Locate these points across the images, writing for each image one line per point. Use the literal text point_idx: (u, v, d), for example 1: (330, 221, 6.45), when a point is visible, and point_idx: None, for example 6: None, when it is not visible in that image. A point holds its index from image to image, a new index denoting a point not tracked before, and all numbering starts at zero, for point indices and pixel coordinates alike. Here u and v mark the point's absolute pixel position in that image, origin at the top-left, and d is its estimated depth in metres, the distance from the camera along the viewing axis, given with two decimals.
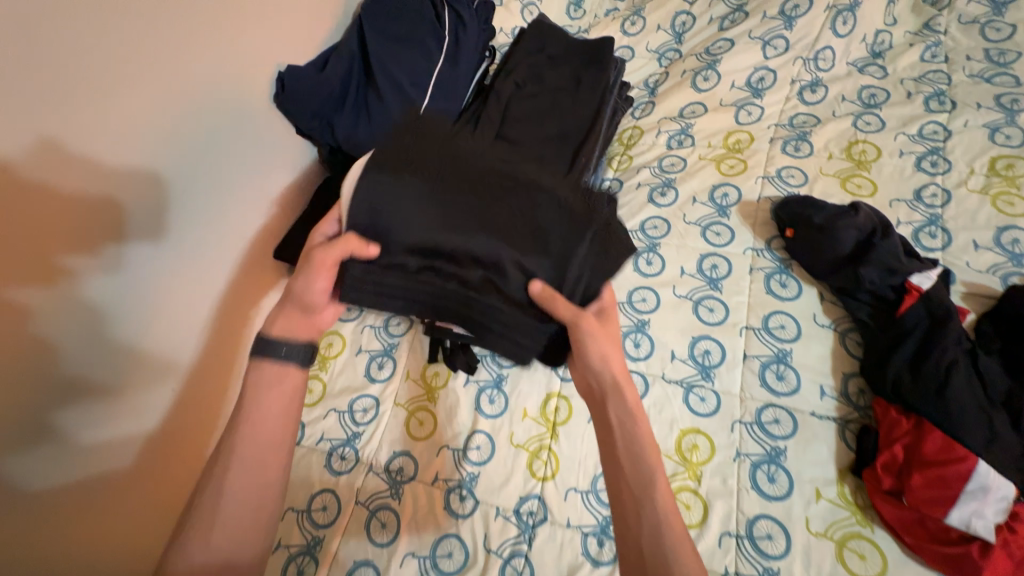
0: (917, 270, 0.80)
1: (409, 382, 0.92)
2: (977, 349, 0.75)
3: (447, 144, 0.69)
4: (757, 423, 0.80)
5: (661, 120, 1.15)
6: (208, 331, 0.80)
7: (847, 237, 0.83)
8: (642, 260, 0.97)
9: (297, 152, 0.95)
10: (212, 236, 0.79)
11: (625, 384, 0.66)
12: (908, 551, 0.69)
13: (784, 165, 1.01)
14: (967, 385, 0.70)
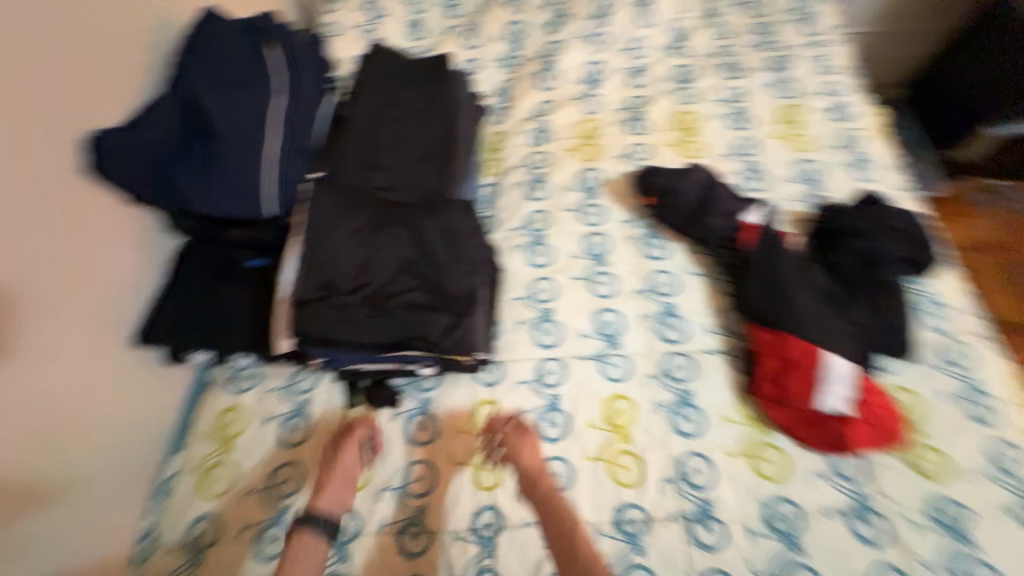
0: (747, 210, 0.93)
1: (332, 435, 0.86)
2: (808, 263, 0.90)
3: (331, 205, 0.84)
4: (664, 373, 0.89)
5: (521, 121, 1.23)
6: (76, 449, 0.73)
7: (691, 194, 0.96)
8: (533, 253, 1.03)
9: (144, 224, 0.85)
10: (67, 339, 0.72)
11: (545, 476, 0.78)
12: (801, 445, 0.80)
13: (631, 143, 1.15)
14: (805, 295, 0.84)
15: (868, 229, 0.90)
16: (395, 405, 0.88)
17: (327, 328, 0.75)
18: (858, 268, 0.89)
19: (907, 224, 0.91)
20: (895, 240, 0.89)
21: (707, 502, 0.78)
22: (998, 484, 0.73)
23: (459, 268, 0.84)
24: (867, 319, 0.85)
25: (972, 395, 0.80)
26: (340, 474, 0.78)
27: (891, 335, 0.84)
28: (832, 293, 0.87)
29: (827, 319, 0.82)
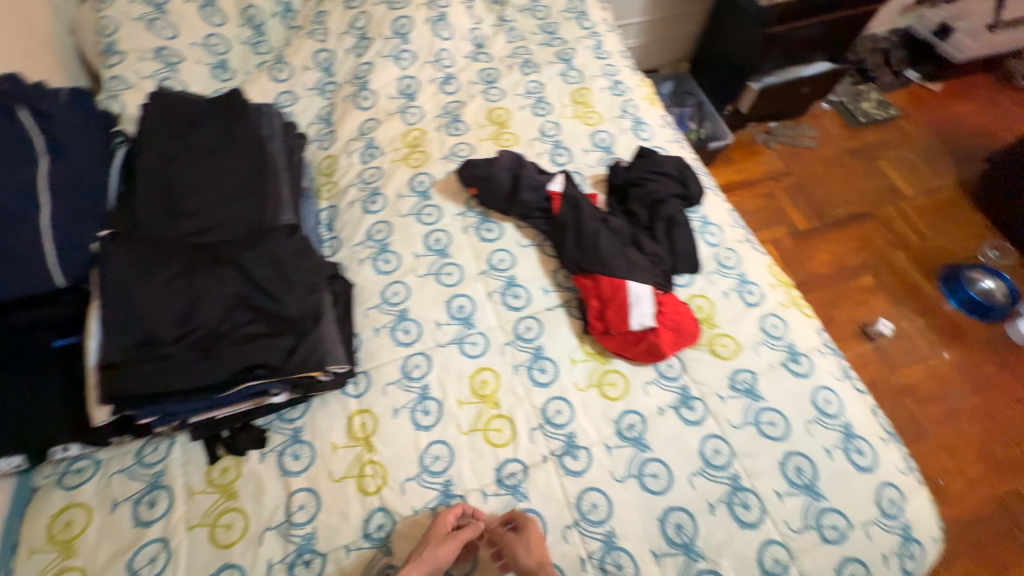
0: (550, 180, 1.07)
1: (197, 496, 0.81)
2: (608, 215, 1.06)
3: (136, 256, 0.79)
4: (517, 338, 0.99)
5: (347, 142, 1.27)
6: None
7: (505, 177, 1.06)
8: (379, 261, 1.07)
9: None
10: None
11: (549, 569, 0.73)
12: (633, 362, 0.95)
13: (453, 144, 1.25)
14: (608, 240, 0.99)
15: (648, 178, 1.11)
16: (263, 444, 0.86)
17: (147, 383, 0.71)
18: (648, 210, 1.09)
19: (676, 167, 1.13)
20: (669, 183, 1.11)
21: (569, 435, 0.89)
22: (770, 347, 0.96)
23: (294, 291, 0.85)
24: (663, 246, 1.04)
25: (744, 286, 1.04)
26: (429, 560, 0.70)
27: (683, 256, 1.04)
28: (632, 234, 1.04)
29: (630, 253, 0.99)
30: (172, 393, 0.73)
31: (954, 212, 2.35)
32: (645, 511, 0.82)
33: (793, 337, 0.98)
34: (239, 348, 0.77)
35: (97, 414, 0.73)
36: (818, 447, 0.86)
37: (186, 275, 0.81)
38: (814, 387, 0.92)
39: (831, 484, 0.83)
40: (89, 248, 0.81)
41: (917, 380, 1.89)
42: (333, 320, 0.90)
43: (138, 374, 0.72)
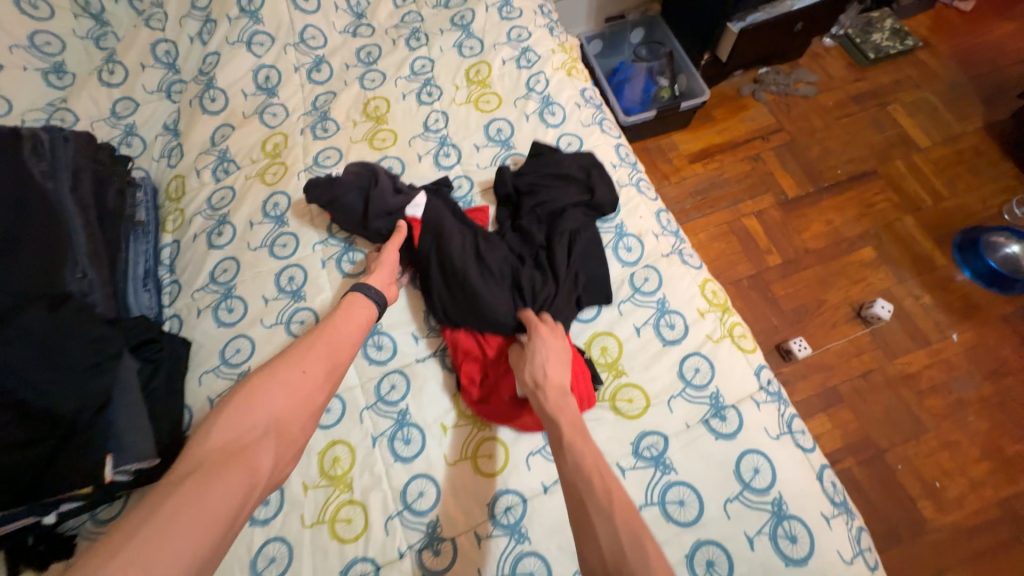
0: (410, 202, 0.88)
1: None
2: (488, 240, 0.85)
3: None
4: (379, 400, 0.81)
5: (197, 157, 1.05)
6: None
7: (355, 199, 0.87)
8: (222, 310, 0.89)
9: None
10: None
11: (553, 379, 0.70)
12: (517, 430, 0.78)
13: (319, 150, 1.02)
14: (481, 280, 0.81)
15: (544, 184, 0.89)
16: (67, 556, 0.73)
17: None
18: (542, 226, 0.88)
19: (579, 167, 0.90)
20: (569, 189, 0.89)
21: (433, 524, 0.73)
22: (688, 400, 0.76)
23: (68, 380, 0.68)
24: (553, 268, 0.82)
25: (663, 317, 0.82)
26: (390, 258, 0.84)
27: (586, 284, 0.83)
28: (512, 256, 0.84)
29: (498, 289, 0.81)
30: None
31: (978, 162, 1.99)
32: None
33: (720, 383, 0.77)
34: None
35: None
36: (738, 533, 0.68)
37: None
38: (740, 452, 0.72)
39: None
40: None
41: (919, 369, 1.65)
42: (138, 405, 0.74)
43: None
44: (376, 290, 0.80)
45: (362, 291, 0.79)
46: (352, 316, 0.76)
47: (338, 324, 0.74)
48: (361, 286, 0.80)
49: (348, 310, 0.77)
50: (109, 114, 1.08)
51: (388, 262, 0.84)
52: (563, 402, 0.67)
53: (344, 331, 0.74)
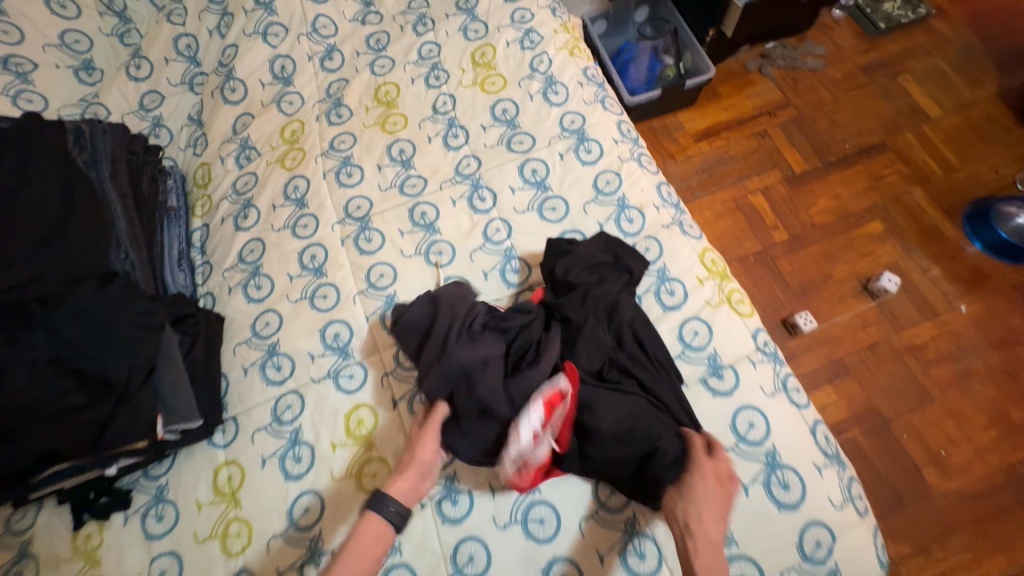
0: (452, 339, 0.77)
1: (62, 565, 0.78)
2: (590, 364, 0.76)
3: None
4: (398, 367, 0.88)
5: (220, 145, 1.11)
6: None
7: (412, 322, 0.82)
8: (251, 287, 0.96)
9: None
10: None
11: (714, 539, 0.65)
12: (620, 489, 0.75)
13: (334, 135, 1.07)
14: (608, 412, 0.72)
15: (584, 281, 0.82)
16: (125, 506, 0.81)
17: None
18: (605, 326, 0.79)
19: (603, 251, 0.85)
20: (608, 278, 0.82)
21: (450, 479, 0.79)
22: (688, 361, 0.81)
23: (116, 351, 0.75)
24: (654, 394, 0.75)
25: (664, 284, 0.87)
26: (416, 460, 0.74)
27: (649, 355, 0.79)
28: (621, 400, 0.73)
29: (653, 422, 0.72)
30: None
31: (992, 130, 1.96)
32: (527, 563, 0.73)
33: (719, 345, 0.82)
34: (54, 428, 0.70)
35: None
36: None
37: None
38: (735, 407, 0.77)
39: (745, 525, 0.70)
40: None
41: (926, 339, 1.67)
42: (180, 373, 0.81)
43: None
44: (393, 501, 0.72)
45: (378, 511, 0.71)
46: (366, 549, 0.69)
47: (360, 544, 0.69)
48: (377, 502, 0.71)
49: (363, 536, 0.70)
50: (137, 107, 1.14)
51: (415, 464, 0.74)
52: (711, 559, 0.64)
53: (365, 554, 0.69)
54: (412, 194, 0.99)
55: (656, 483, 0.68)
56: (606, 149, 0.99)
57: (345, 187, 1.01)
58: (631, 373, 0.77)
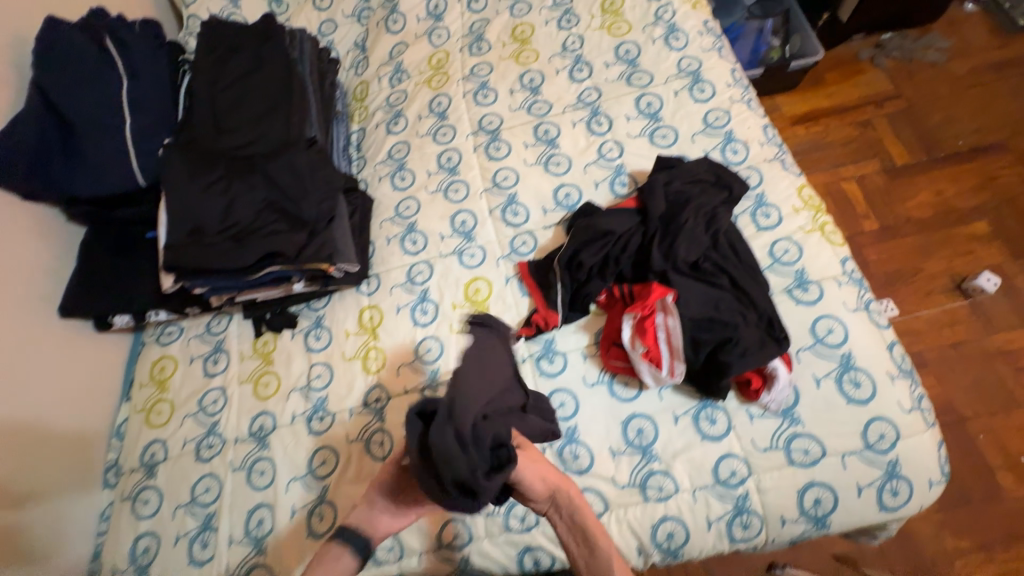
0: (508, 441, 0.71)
1: (246, 360, 1.03)
2: (685, 260, 0.85)
3: (202, 157, 0.95)
4: (513, 252, 1.04)
5: (378, 67, 1.33)
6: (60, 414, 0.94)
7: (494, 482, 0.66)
8: (396, 178, 1.16)
9: (57, 232, 1.01)
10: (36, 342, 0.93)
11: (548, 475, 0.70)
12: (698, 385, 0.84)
13: (474, 64, 1.25)
14: (698, 299, 0.82)
15: (689, 191, 0.91)
16: (293, 326, 1.04)
17: (205, 261, 0.87)
18: (704, 228, 0.88)
19: (708, 171, 0.94)
20: (710, 191, 0.92)
21: (547, 342, 0.94)
22: (776, 272, 0.89)
23: (311, 198, 0.96)
24: (739, 288, 0.84)
25: (760, 208, 0.95)
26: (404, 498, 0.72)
27: (740, 257, 0.87)
28: (711, 292, 0.83)
29: (735, 316, 0.81)
30: (229, 273, 0.90)
31: None
32: (610, 415, 0.86)
33: (808, 264, 0.90)
34: (277, 240, 0.91)
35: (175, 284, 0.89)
36: (807, 374, 0.81)
37: (231, 171, 0.96)
38: (817, 316, 0.85)
39: (812, 410, 0.79)
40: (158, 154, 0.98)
41: (1020, 346, 1.59)
42: (346, 227, 1.01)
43: (203, 251, 0.89)
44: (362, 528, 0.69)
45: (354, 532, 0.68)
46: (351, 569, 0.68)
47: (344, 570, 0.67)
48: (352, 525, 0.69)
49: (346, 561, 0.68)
50: (317, 33, 1.39)
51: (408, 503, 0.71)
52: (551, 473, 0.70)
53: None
54: (537, 115, 1.14)
55: (725, 365, 0.77)
56: (718, 90, 1.08)
57: (480, 106, 1.19)
58: (723, 269, 0.85)
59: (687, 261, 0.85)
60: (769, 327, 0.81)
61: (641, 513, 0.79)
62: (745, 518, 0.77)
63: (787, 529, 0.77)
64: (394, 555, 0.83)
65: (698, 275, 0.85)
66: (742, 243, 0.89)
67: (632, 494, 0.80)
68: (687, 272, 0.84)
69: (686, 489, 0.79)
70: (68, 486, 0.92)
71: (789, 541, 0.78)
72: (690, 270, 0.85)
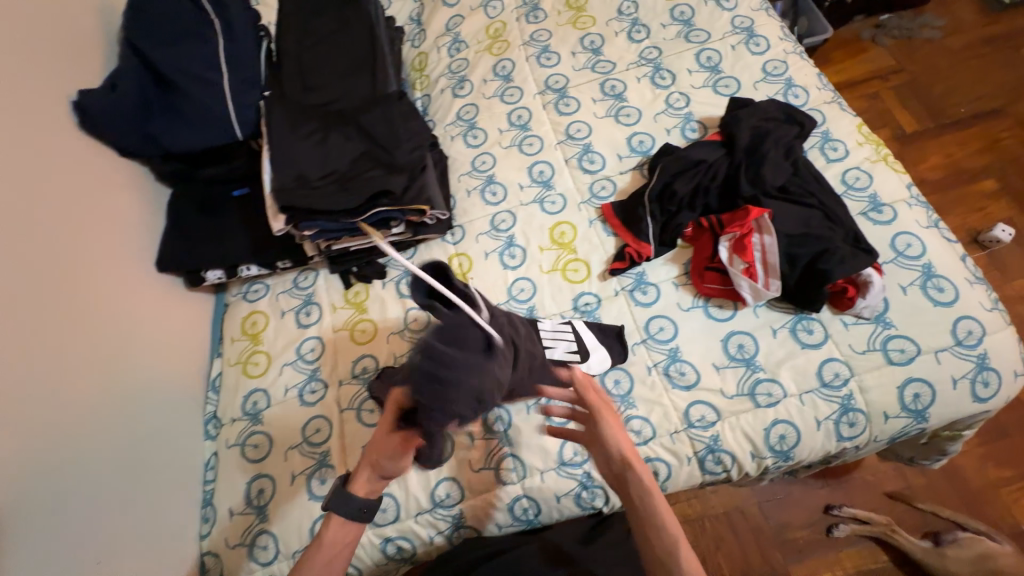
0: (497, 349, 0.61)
1: (339, 310, 1.05)
2: (770, 185, 0.92)
3: (298, 112, 1.00)
4: (593, 196, 1.08)
5: (436, 39, 1.38)
6: (171, 361, 0.97)
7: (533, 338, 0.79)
8: (469, 136, 1.20)
9: (149, 192, 1.04)
10: (144, 293, 0.96)
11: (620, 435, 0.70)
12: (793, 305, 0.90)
13: (533, 31, 1.31)
14: (790, 216, 0.89)
15: (765, 125, 0.98)
16: (384, 276, 1.07)
17: (314, 202, 0.91)
18: (784, 158, 0.95)
19: (778, 109, 1.02)
20: (784, 126, 0.99)
21: (639, 275, 0.99)
22: (851, 198, 0.96)
23: (404, 146, 1.00)
24: (824, 207, 0.91)
25: (827, 143, 1.02)
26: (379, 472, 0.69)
27: (821, 183, 0.94)
28: (802, 211, 0.89)
29: (827, 231, 0.88)
30: (337, 214, 0.94)
31: None
32: (709, 334, 0.91)
33: (879, 189, 0.96)
34: (383, 177, 0.96)
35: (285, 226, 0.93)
36: (893, 283, 0.88)
37: (328, 122, 1.00)
38: (895, 233, 0.92)
39: (903, 314, 0.85)
40: (256, 107, 1.03)
41: None
42: (434, 176, 1.05)
43: (314, 191, 0.93)
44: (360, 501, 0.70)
45: (341, 511, 0.69)
46: (341, 535, 0.70)
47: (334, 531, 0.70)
48: (344, 497, 0.70)
49: (338, 526, 0.70)
50: None
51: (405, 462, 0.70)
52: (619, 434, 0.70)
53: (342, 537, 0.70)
54: (602, 73, 1.20)
55: (823, 274, 0.83)
56: (772, 43, 1.16)
57: (544, 68, 1.24)
58: (806, 192, 0.92)
59: (775, 185, 0.92)
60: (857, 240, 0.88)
61: (753, 419, 0.83)
62: (852, 416, 0.82)
63: (890, 425, 0.82)
64: (517, 476, 0.84)
65: (786, 198, 0.92)
66: (817, 171, 0.96)
67: (742, 402, 0.84)
68: (777, 195, 0.91)
69: (793, 393, 0.84)
70: (176, 436, 0.93)
71: (889, 437, 0.83)
72: (778, 193, 0.93)
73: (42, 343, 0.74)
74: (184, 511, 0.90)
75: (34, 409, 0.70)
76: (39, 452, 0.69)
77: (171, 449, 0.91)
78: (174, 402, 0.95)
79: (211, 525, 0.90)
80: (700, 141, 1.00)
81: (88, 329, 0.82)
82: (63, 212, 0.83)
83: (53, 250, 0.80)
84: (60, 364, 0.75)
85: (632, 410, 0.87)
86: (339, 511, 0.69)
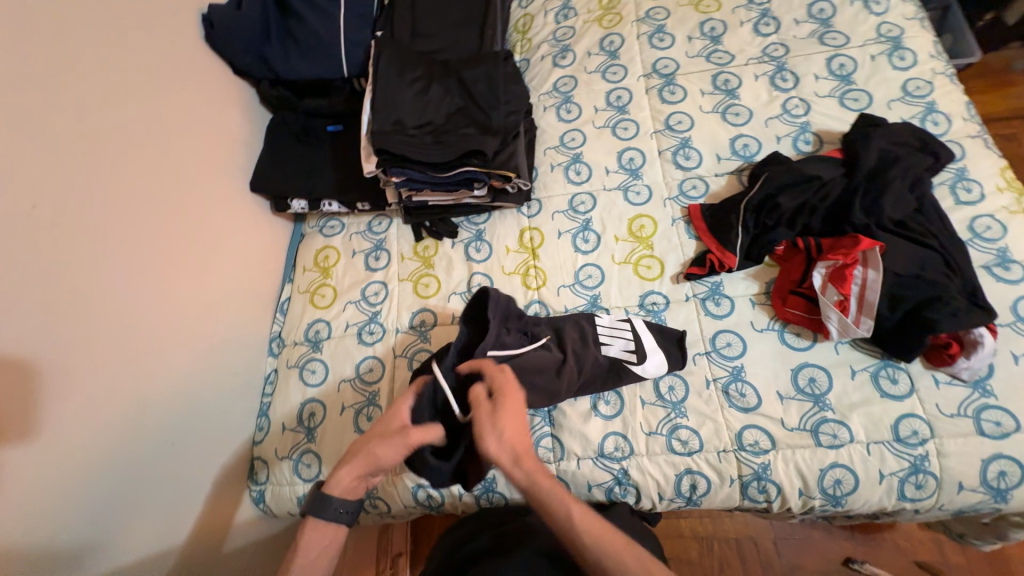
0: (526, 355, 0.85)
1: (407, 260, 1.07)
2: (884, 219, 0.86)
3: (404, 57, 1.01)
4: (681, 194, 1.03)
5: (546, 2, 1.32)
6: (249, 277, 1.03)
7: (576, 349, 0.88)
8: (562, 110, 1.16)
9: (253, 113, 1.09)
10: (236, 208, 1.02)
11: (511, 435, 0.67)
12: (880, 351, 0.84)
13: (649, 7, 1.23)
14: (903, 254, 0.83)
15: (893, 152, 0.90)
16: (454, 236, 1.08)
17: (405, 151, 0.93)
18: (908, 191, 0.88)
19: (912, 135, 0.92)
20: (917, 155, 0.90)
21: (716, 285, 0.94)
22: (976, 247, 0.87)
23: (499, 108, 0.98)
24: (945, 252, 0.83)
25: (960, 182, 0.92)
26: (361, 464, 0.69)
27: (945, 227, 0.86)
28: (918, 254, 0.82)
29: (944, 279, 0.80)
30: (424, 165, 0.95)
31: None
32: (779, 361, 0.86)
33: (1013, 243, 0.86)
34: (476, 134, 0.96)
35: (374, 169, 0.95)
36: (1004, 350, 0.79)
37: (432, 73, 1.01)
38: (1018, 296, 0.82)
39: (1008, 385, 0.77)
40: (364, 46, 1.04)
41: None
42: (523, 144, 1.03)
43: (409, 140, 0.94)
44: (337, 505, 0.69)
45: (320, 517, 0.69)
46: (323, 543, 0.69)
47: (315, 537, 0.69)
48: (319, 504, 0.69)
49: (315, 531, 0.69)
50: None
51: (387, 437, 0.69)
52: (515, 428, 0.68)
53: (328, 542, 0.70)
54: (717, 64, 1.12)
55: (930, 323, 0.76)
56: (920, 60, 1.04)
57: (655, 49, 1.17)
58: (924, 234, 0.85)
59: (893, 218, 0.86)
60: (977, 296, 0.80)
61: (810, 456, 0.79)
62: (921, 479, 0.76)
63: (962, 497, 0.76)
64: (554, 456, 0.86)
65: (903, 233, 0.85)
66: (940, 211, 0.88)
67: (802, 437, 0.80)
68: (894, 229, 0.85)
69: (860, 441, 0.78)
70: (247, 346, 1.00)
71: (956, 509, 0.77)
72: (894, 227, 0.86)
73: (142, 235, 0.80)
74: (242, 416, 0.96)
75: (130, 294, 0.77)
76: (130, 333, 0.76)
77: (240, 357, 0.97)
78: (246, 315, 1.01)
79: (265, 433, 0.97)
80: (819, 157, 0.93)
81: (182, 233, 0.88)
82: (175, 119, 0.89)
83: (162, 152, 0.86)
84: (156, 258, 0.82)
85: (681, 419, 0.85)
86: (316, 516, 0.69)
